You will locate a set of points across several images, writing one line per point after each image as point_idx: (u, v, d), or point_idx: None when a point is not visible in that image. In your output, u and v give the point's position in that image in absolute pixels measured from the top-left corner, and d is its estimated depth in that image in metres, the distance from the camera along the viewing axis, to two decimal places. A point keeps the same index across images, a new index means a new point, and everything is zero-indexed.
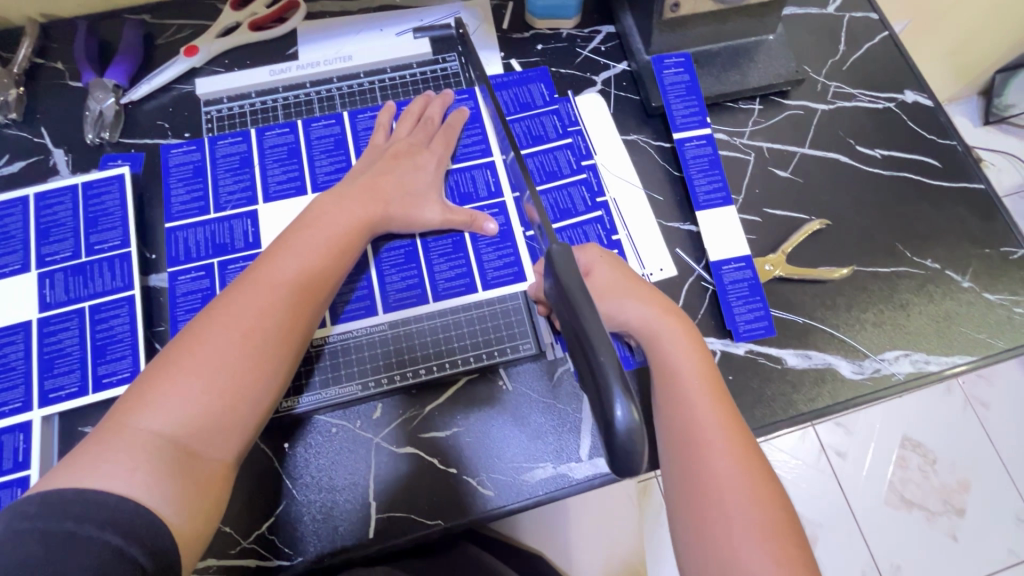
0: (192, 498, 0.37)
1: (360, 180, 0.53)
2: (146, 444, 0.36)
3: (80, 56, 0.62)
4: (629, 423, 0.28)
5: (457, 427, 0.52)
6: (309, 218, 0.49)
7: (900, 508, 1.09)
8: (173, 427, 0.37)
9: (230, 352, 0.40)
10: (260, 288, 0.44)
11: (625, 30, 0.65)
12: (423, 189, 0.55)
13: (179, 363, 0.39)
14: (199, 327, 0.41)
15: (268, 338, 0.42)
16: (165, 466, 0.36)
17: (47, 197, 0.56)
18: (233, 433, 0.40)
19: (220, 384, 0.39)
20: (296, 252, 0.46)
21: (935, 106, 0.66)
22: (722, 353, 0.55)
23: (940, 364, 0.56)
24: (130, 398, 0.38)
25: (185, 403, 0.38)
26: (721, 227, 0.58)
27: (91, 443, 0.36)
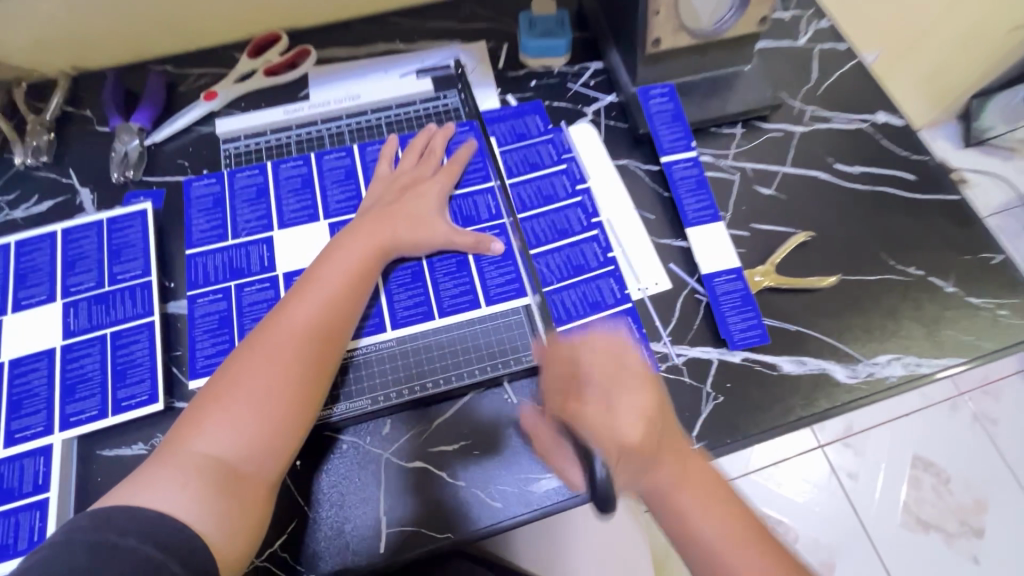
0: (238, 517, 0.42)
1: (371, 213, 0.57)
2: (198, 466, 0.42)
3: (108, 102, 0.67)
4: None
5: (464, 442, 0.53)
6: (333, 251, 0.54)
7: (916, 530, 1.11)
8: (225, 452, 0.43)
9: (269, 382, 0.46)
10: (294, 321, 0.49)
11: (612, 65, 0.71)
12: (430, 213, 0.58)
13: (221, 396, 0.45)
14: (243, 359, 0.47)
15: (303, 369, 0.47)
16: (215, 485, 0.41)
17: (73, 232, 0.60)
18: (276, 454, 0.45)
19: (266, 412, 0.45)
20: (321, 283, 0.51)
21: (907, 125, 0.70)
22: (719, 362, 0.57)
23: (931, 366, 0.57)
24: (186, 424, 0.44)
25: (233, 430, 0.44)
26: (711, 243, 0.61)
27: (153, 464, 0.42)
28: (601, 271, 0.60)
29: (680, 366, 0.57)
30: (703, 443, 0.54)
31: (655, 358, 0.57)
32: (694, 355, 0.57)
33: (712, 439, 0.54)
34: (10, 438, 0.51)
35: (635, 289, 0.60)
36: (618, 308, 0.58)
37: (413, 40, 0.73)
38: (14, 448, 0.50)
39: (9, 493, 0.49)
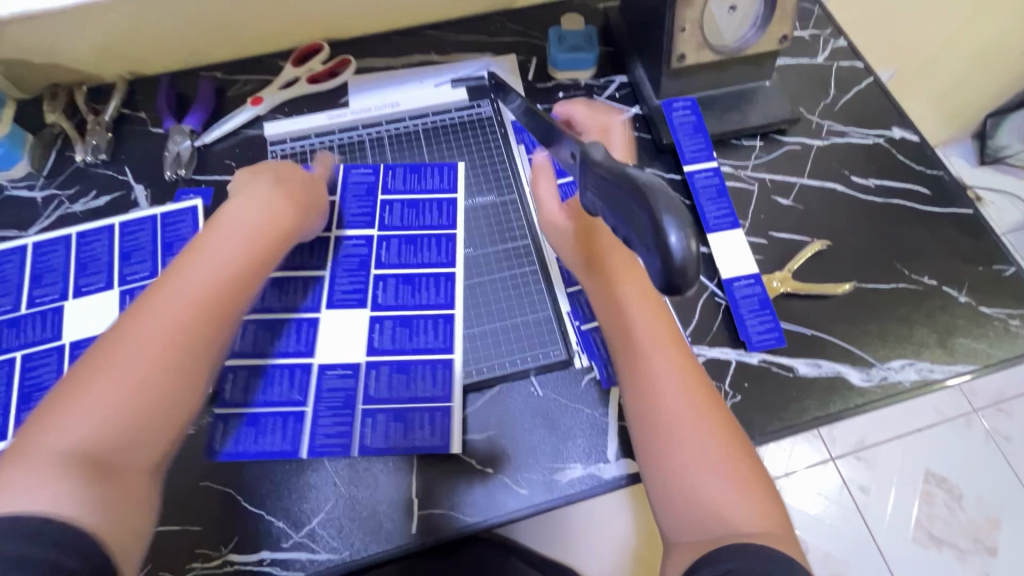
0: (113, 511, 0.38)
1: (271, 195, 0.56)
2: (62, 461, 0.37)
3: (162, 106, 0.72)
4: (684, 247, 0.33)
5: (492, 431, 0.56)
6: (206, 240, 0.51)
7: (928, 545, 1.14)
8: (84, 446, 0.39)
9: (137, 371, 0.42)
10: (161, 306, 0.45)
11: (637, 79, 0.74)
12: (305, 207, 0.59)
13: (88, 383, 0.41)
14: (118, 335, 0.44)
15: (179, 356, 0.44)
16: (84, 480, 0.37)
17: (129, 225, 0.64)
18: (134, 451, 0.41)
19: (122, 404, 0.41)
20: (211, 261, 0.50)
21: (922, 141, 0.72)
22: (738, 362, 0.59)
23: (943, 372, 0.59)
24: (43, 416, 0.40)
25: (88, 423, 0.39)
26: (731, 249, 0.64)
27: (14, 463, 0.37)
28: None
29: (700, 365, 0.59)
30: None
31: None
32: (713, 356, 0.60)
33: None
34: None
35: None
36: None
37: (447, 52, 0.78)
38: None
39: None
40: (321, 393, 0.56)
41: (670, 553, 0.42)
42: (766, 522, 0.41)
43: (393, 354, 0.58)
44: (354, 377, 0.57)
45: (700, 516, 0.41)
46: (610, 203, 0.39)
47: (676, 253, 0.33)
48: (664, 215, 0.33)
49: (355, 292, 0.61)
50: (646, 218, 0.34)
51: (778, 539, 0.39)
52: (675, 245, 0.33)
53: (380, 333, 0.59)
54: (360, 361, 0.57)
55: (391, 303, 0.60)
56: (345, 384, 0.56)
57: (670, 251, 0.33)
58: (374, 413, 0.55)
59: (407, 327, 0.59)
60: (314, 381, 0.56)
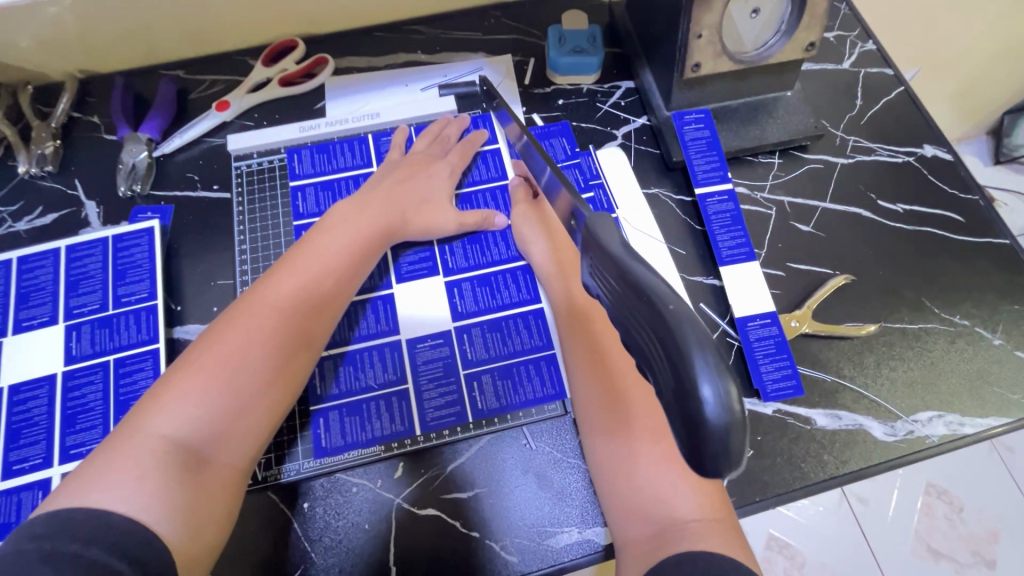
0: (200, 511, 0.39)
1: (379, 190, 0.55)
2: (157, 448, 0.38)
3: (116, 110, 0.64)
4: (727, 410, 0.22)
5: (479, 489, 0.51)
6: (334, 222, 0.52)
7: (926, 558, 1.09)
8: (186, 433, 0.40)
9: (246, 354, 0.43)
10: (286, 286, 0.47)
11: (644, 85, 0.67)
12: (435, 198, 0.57)
13: (191, 366, 0.42)
14: (221, 328, 0.44)
15: (288, 340, 0.46)
16: (178, 472, 0.38)
17: (77, 249, 0.57)
18: (239, 437, 0.42)
19: (234, 385, 0.42)
20: (320, 253, 0.50)
21: (955, 160, 0.66)
22: (750, 413, 0.54)
23: (975, 426, 0.54)
24: (148, 400, 0.41)
25: (199, 407, 0.41)
26: (745, 283, 0.58)
27: (110, 448, 0.38)
28: None
29: None
30: (732, 500, 0.51)
31: None
32: None
33: (741, 496, 0.51)
34: (7, 470, 0.49)
35: None
36: None
37: (436, 51, 0.70)
38: (11, 481, 0.48)
39: (5, 529, 0.47)
40: (418, 368, 0.53)
41: (623, 554, 0.42)
42: (715, 511, 0.41)
43: (481, 315, 0.55)
44: (449, 346, 0.54)
45: (647, 502, 0.42)
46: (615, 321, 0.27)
47: (711, 418, 0.22)
48: (693, 357, 0.22)
49: (424, 262, 0.57)
50: (670, 358, 0.23)
51: (716, 525, 0.40)
52: (709, 410, 0.22)
53: (462, 298, 0.55)
54: (450, 329, 0.54)
55: (463, 265, 0.57)
56: (441, 353, 0.53)
57: (703, 415, 0.22)
58: (480, 375, 0.53)
59: (487, 285, 0.56)
60: (408, 357, 0.53)
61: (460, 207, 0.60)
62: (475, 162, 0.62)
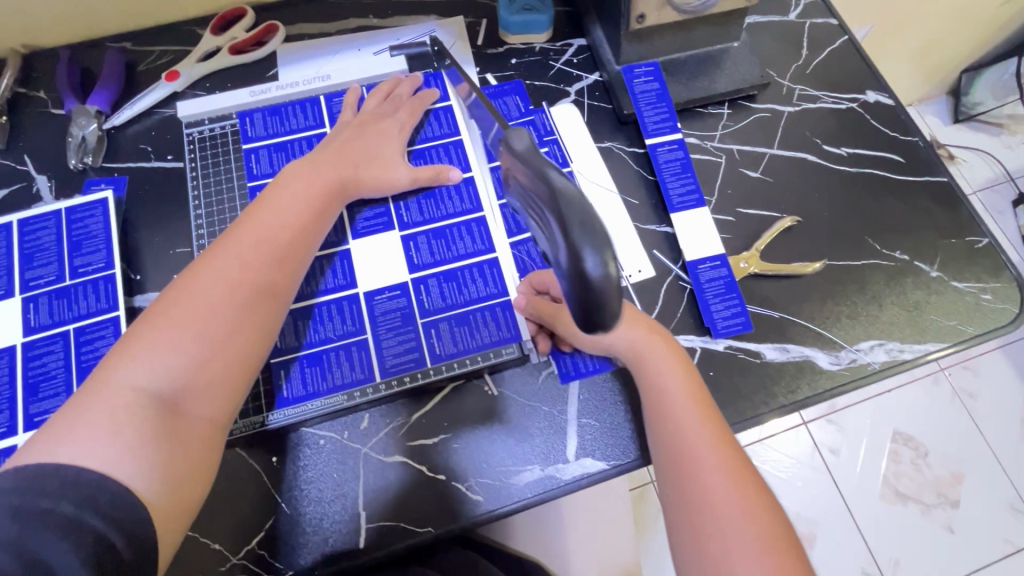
0: (177, 464, 0.39)
1: (329, 148, 0.55)
2: (130, 401, 0.38)
3: (63, 84, 0.63)
4: (603, 275, 0.29)
5: (444, 435, 0.52)
6: (290, 177, 0.51)
7: (895, 502, 1.15)
8: (158, 386, 0.39)
9: (214, 305, 0.43)
10: (250, 237, 0.46)
11: (596, 42, 0.68)
12: (388, 154, 0.57)
13: (159, 320, 0.41)
14: (183, 284, 0.43)
15: (255, 291, 0.45)
16: (153, 425, 0.38)
17: (30, 223, 0.56)
18: (214, 389, 0.42)
19: (206, 337, 0.42)
20: (282, 206, 0.49)
21: (896, 104, 0.68)
22: (702, 350, 0.56)
23: (913, 352, 0.57)
24: (115, 352, 0.40)
25: (169, 360, 0.40)
26: (696, 228, 0.60)
27: (79, 403, 0.38)
28: None
29: None
30: None
31: None
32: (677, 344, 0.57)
33: None
34: None
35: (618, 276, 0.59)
36: None
37: (387, 15, 0.70)
38: None
39: None
40: (376, 318, 0.54)
41: None
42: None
43: (437, 266, 0.56)
44: (406, 296, 0.55)
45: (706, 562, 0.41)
46: (534, 215, 0.34)
47: (593, 282, 0.29)
48: (578, 239, 0.29)
49: (380, 219, 0.57)
50: (562, 240, 0.30)
51: None
52: (591, 270, 0.29)
53: (418, 250, 0.56)
54: (407, 280, 0.55)
55: (418, 219, 0.58)
56: (398, 303, 0.54)
57: (588, 278, 0.29)
58: (437, 323, 0.54)
59: (443, 238, 0.57)
60: (366, 309, 0.54)
61: (412, 163, 0.60)
62: (428, 120, 0.62)
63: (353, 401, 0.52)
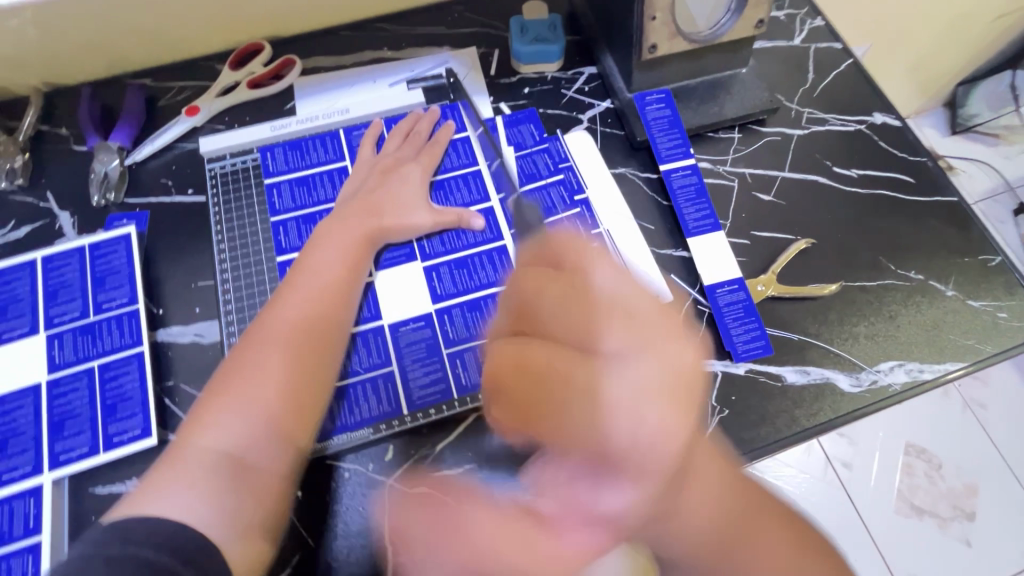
0: (245, 511, 0.42)
1: (355, 201, 0.57)
2: (204, 459, 0.43)
3: (85, 121, 0.64)
4: None
5: (468, 465, 0.52)
6: (323, 236, 0.55)
7: (911, 516, 1.13)
8: (227, 443, 0.44)
9: (267, 367, 0.47)
10: (293, 300, 0.51)
11: (607, 70, 0.69)
12: (412, 196, 0.58)
13: (227, 383, 0.46)
14: (241, 352, 0.48)
15: (300, 348, 0.48)
16: (223, 478, 0.43)
17: (54, 259, 0.57)
18: (274, 443, 0.45)
19: (262, 396, 0.46)
20: (319, 266, 0.53)
21: (903, 125, 0.70)
22: (723, 374, 0.56)
23: (933, 372, 0.57)
24: (193, 418, 0.46)
25: (235, 420, 0.45)
26: (712, 252, 0.60)
27: (167, 463, 0.43)
28: None
29: None
30: None
31: None
32: None
33: None
34: None
35: None
36: None
37: (402, 47, 0.71)
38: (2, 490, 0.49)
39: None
40: (402, 350, 0.54)
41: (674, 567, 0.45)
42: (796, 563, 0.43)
43: (460, 296, 0.56)
44: (431, 327, 0.55)
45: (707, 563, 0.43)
46: None
47: None
48: None
49: (402, 249, 0.58)
50: None
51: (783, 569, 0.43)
52: None
53: (440, 281, 0.57)
54: (431, 311, 0.56)
55: (441, 250, 0.58)
56: (423, 334, 0.55)
57: None
58: (462, 353, 0.54)
59: (465, 268, 0.57)
60: (392, 340, 0.54)
61: (433, 195, 0.61)
62: (447, 152, 0.63)
63: (382, 433, 0.52)
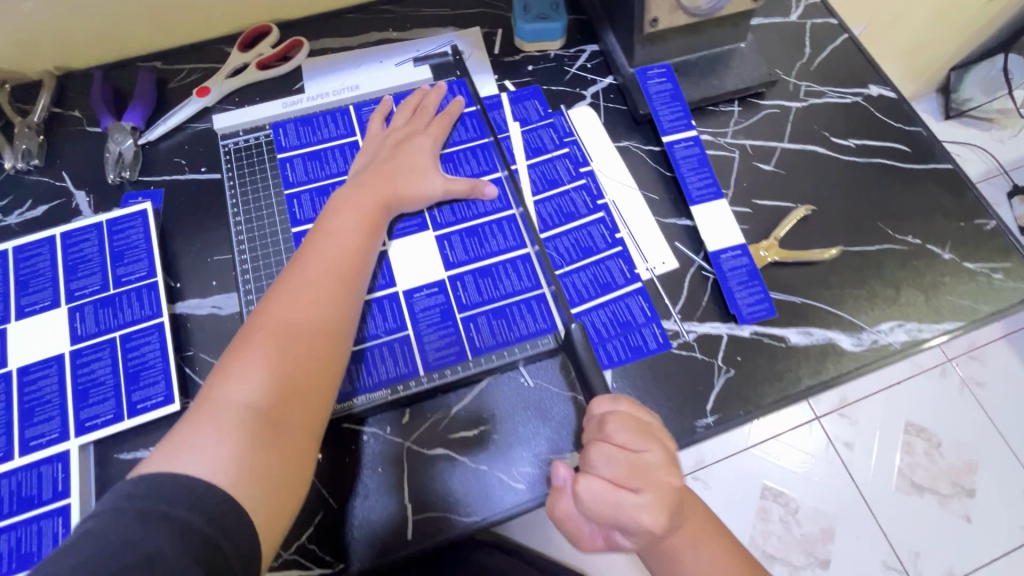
0: (276, 471, 0.40)
1: (371, 170, 0.58)
2: (233, 415, 0.40)
3: (98, 102, 0.65)
4: None
5: (482, 426, 0.53)
6: (341, 203, 0.54)
7: (911, 493, 1.15)
8: (255, 398, 0.41)
9: (294, 323, 0.45)
10: (317, 259, 0.50)
11: (608, 47, 0.71)
12: (424, 167, 0.59)
13: (252, 339, 0.44)
14: (263, 312, 0.46)
15: (327, 305, 0.48)
16: (252, 436, 0.40)
17: (73, 235, 0.58)
18: (302, 400, 0.43)
19: (291, 350, 0.44)
20: (340, 231, 0.52)
21: (898, 97, 0.71)
22: (729, 336, 0.58)
23: (932, 331, 0.59)
24: (213, 378, 0.43)
25: (261, 375, 0.42)
26: (716, 220, 0.62)
27: (188, 423, 0.40)
28: (610, 252, 0.60)
29: (692, 342, 0.58)
30: (718, 415, 0.55)
31: (667, 336, 0.58)
32: (704, 331, 0.58)
33: (725, 411, 0.55)
34: (24, 446, 0.50)
35: (644, 269, 0.61)
36: (629, 288, 0.59)
37: (407, 28, 0.73)
38: (29, 456, 0.50)
39: (28, 501, 0.48)
40: (417, 315, 0.56)
41: None
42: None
43: (471, 263, 0.58)
44: (444, 293, 0.57)
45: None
46: None
47: None
48: None
49: (414, 220, 0.60)
50: None
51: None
52: None
53: (452, 249, 0.59)
54: (444, 277, 0.57)
55: (452, 220, 0.60)
56: (437, 300, 0.56)
57: None
58: (475, 317, 0.56)
59: (475, 236, 0.59)
60: (406, 306, 0.56)
61: (443, 167, 0.63)
62: (456, 126, 0.65)
63: (400, 394, 0.53)
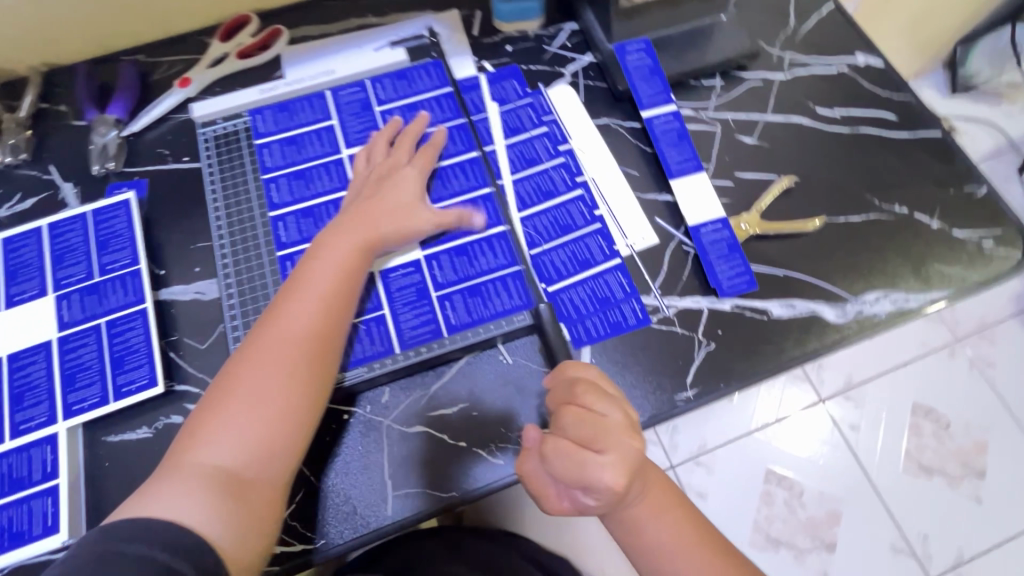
0: (244, 523, 0.42)
1: (353, 209, 0.56)
2: (203, 473, 0.42)
3: (82, 96, 0.67)
4: None
5: (462, 404, 0.54)
6: (324, 245, 0.53)
7: (919, 475, 1.14)
8: (226, 459, 0.43)
9: (267, 385, 0.46)
10: (292, 313, 0.49)
11: (587, 25, 0.70)
12: (409, 201, 0.57)
13: (226, 396, 0.45)
14: (239, 367, 0.47)
15: (301, 365, 0.47)
16: (220, 494, 0.42)
17: (59, 226, 0.59)
18: (273, 459, 0.45)
19: (262, 419, 0.45)
20: (318, 277, 0.51)
21: (886, 65, 0.70)
22: (710, 310, 0.58)
23: (919, 301, 0.58)
24: (191, 432, 0.45)
25: (233, 436, 0.44)
26: (695, 194, 0.61)
27: (163, 474, 0.43)
28: (588, 229, 0.60)
29: (672, 317, 0.57)
30: (698, 389, 0.55)
31: (647, 311, 0.58)
32: (685, 306, 0.58)
33: (706, 384, 0.55)
34: (14, 430, 0.51)
35: (623, 245, 0.60)
36: (607, 265, 0.58)
37: (385, 13, 0.73)
38: (19, 439, 0.51)
39: (19, 482, 0.49)
40: (393, 294, 0.56)
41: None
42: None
43: (447, 242, 0.58)
44: (421, 272, 0.57)
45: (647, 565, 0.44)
46: None
47: None
48: None
49: None
50: None
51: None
52: None
53: None
54: (420, 257, 0.57)
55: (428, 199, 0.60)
56: (413, 279, 0.57)
57: None
58: (451, 295, 0.56)
59: None
60: (383, 286, 0.56)
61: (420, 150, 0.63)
62: (432, 107, 0.65)
63: (376, 372, 0.53)
